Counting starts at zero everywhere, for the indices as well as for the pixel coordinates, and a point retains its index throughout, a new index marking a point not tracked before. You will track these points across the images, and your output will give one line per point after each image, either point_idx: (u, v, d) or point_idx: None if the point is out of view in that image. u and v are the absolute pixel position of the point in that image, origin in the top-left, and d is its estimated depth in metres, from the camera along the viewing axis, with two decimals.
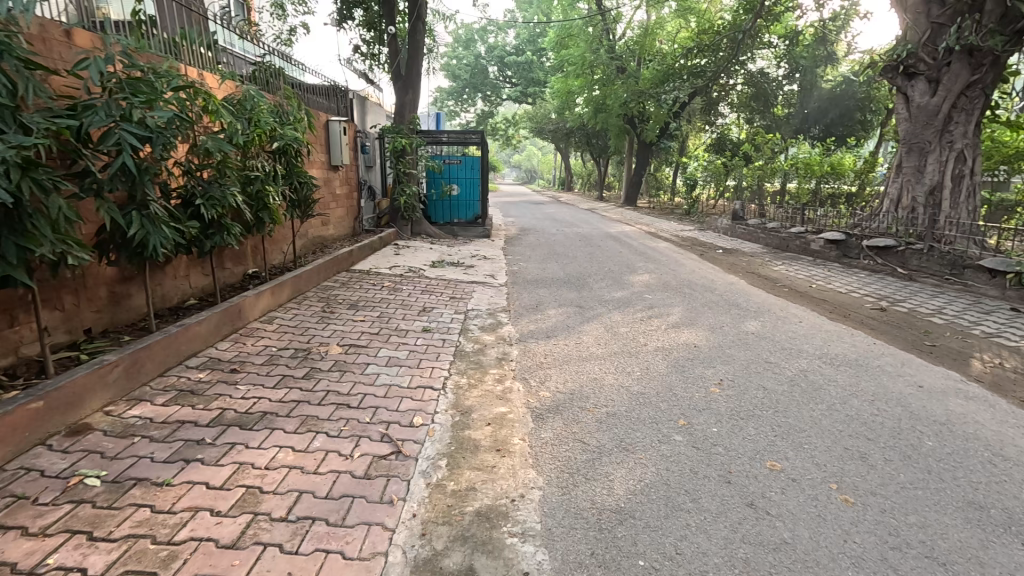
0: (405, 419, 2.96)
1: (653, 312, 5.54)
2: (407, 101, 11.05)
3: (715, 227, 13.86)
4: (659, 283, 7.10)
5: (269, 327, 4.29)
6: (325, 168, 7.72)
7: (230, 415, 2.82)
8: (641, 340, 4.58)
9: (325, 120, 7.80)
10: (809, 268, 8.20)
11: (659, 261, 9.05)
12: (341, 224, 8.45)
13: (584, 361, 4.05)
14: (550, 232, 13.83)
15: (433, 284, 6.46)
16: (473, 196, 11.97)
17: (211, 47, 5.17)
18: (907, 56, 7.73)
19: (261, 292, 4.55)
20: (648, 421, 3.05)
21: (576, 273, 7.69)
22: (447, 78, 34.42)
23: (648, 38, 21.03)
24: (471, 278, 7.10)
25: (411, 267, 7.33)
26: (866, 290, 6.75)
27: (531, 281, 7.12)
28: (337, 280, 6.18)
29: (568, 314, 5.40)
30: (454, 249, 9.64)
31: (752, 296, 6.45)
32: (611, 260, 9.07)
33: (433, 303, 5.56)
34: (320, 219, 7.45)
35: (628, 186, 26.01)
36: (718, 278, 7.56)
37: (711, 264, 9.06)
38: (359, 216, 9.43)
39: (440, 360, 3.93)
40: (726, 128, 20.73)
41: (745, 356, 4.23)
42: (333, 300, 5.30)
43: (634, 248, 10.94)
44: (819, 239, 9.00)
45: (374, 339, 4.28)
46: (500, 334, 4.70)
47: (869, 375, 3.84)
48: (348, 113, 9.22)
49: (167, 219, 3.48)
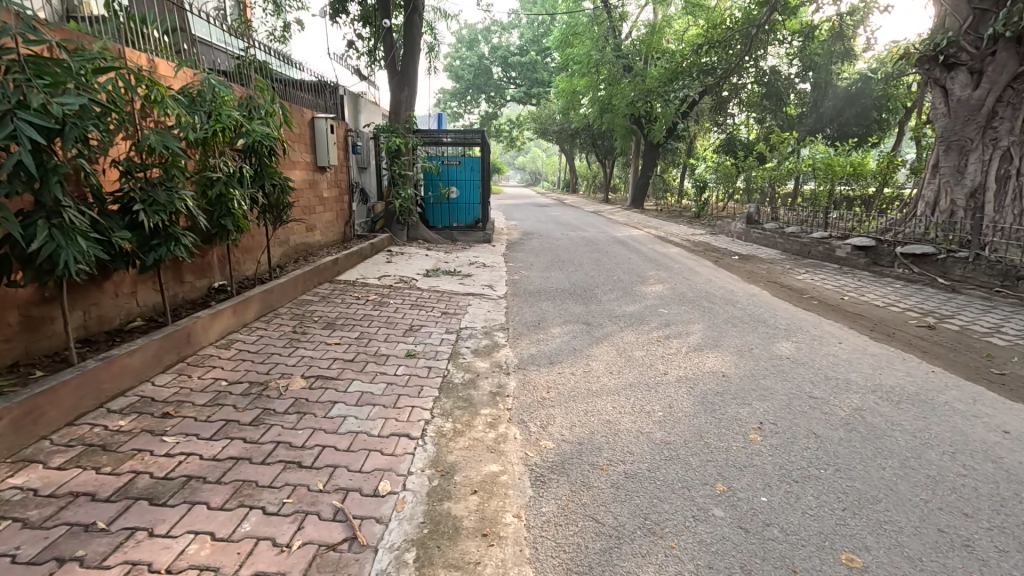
0: (369, 485, 2.33)
1: (671, 332, 4.90)
2: (403, 98, 10.45)
3: (728, 231, 13.21)
4: (674, 295, 6.45)
5: (225, 354, 3.66)
6: (310, 170, 7.10)
7: (142, 483, 2.20)
8: (660, 368, 3.94)
9: (310, 117, 7.18)
10: (836, 277, 7.52)
11: (671, 268, 8.40)
12: (328, 230, 7.84)
13: (594, 396, 3.41)
14: (554, 236, 13.21)
15: (424, 297, 5.84)
16: (474, 199, 11.31)
17: (173, 31, 4.56)
18: (947, 46, 7.03)
19: (218, 312, 3.92)
20: (678, 486, 2.40)
21: (583, 282, 7.06)
22: (450, 79, 33.90)
23: (655, 36, 20.40)
24: (467, 289, 6.47)
25: (402, 277, 6.72)
26: (905, 303, 6.09)
27: (534, 293, 6.48)
28: (317, 293, 5.57)
29: (574, 333, 4.77)
30: (452, 255, 9.02)
31: (779, 311, 5.80)
32: (620, 267, 8.42)
33: (421, 321, 4.93)
34: (303, 224, 6.85)
35: (634, 188, 25.38)
36: (739, 289, 6.91)
37: (728, 272, 8.40)
38: (350, 221, 8.82)
39: (422, 396, 3.29)
40: (736, 129, 20.08)
41: (785, 388, 3.58)
42: (307, 318, 4.68)
43: (643, 253, 10.30)
44: (846, 245, 8.31)
45: (347, 368, 3.64)
46: (495, 359, 4.07)
47: (939, 417, 3.18)
48: (337, 111, 8.64)
49: (87, 228, 2.86)
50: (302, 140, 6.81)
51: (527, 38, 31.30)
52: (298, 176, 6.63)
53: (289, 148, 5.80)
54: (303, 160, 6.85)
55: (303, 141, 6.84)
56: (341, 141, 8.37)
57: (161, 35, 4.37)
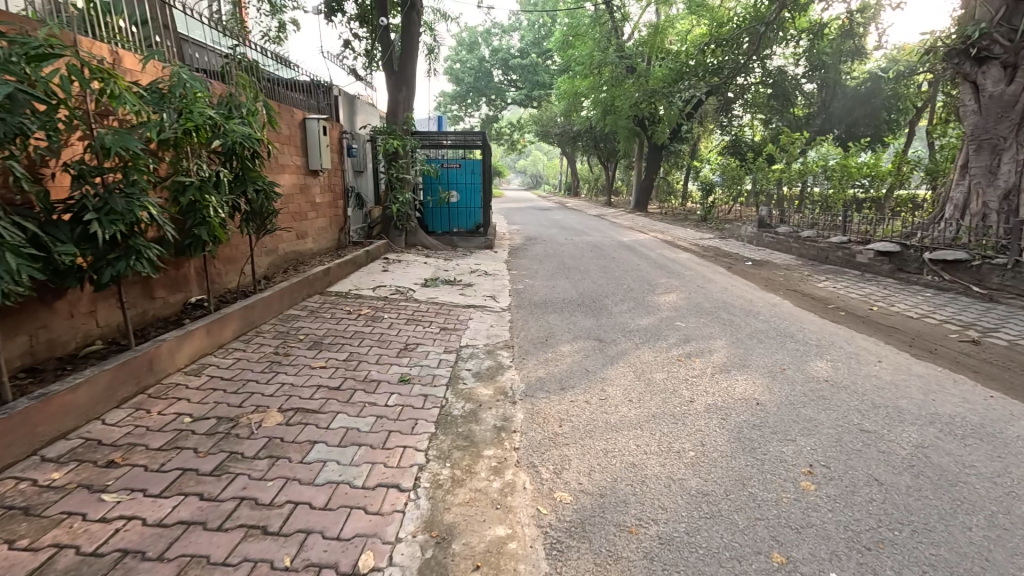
0: (347, 560, 1.89)
1: (692, 349, 4.45)
2: (400, 98, 10.04)
3: (738, 235, 12.77)
4: (690, 305, 6.03)
5: (193, 383, 3.23)
6: (300, 174, 6.71)
7: (63, 563, 1.77)
8: (685, 394, 3.51)
9: (301, 117, 6.78)
10: (861, 285, 7.08)
11: (683, 275, 7.96)
12: (321, 237, 7.44)
13: (614, 431, 2.97)
14: (559, 241, 12.78)
15: (422, 311, 5.41)
16: (475, 203, 10.87)
17: (145, 22, 4.13)
18: (979, 38, 6.60)
19: (188, 333, 3.49)
20: (725, 558, 1.97)
21: (591, 292, 6.64)
22: (450, 82, 33.60)
23: (658, 37, 20.03)
24: (468, 301, 6.04)
25: (399, 288, 6.29)
26: (940, 313, 5.64)
27: (540, 304, 6.05)
28: (305, 307, 5.14)
29: (586, 351, 4.34)
30: (452, 263, 8.60)
31: (805, 323, 5.37)
32: (629, 275, 7.99)
33: (418, 338, 4.50)
34: (292, 231, 6.43)
35: (637, 191, 24.97)
36: (758, 299, 6.48)
37: (744, 279, 7.96)
38: (345, 228, 8.42)
39: (416, 434, 2.85)
40: (742, 130, 19.68)
41: (831, 420, 3.13)
42: (292, 337, 4.25)
43: (652, 259, 9.86)
44: (868, 250, 7.86)
45: (332, 397, 3.21)
46: (500, 384, 3.63)
47: (1017, 456, 2.74)
48: (331, 112, 8.24)
49: (21, 243, 2.43)
50: (292, 142, 6.41)
51: (528, 41, 30.99)
52: (286, 179, 6.23)
53: (275, 150, 5.38)
54: (293, 162, 6.45)
55: (293, 142, 6.44)
56: (335, 143, 7.97)
57: (130, 26, 3.95)
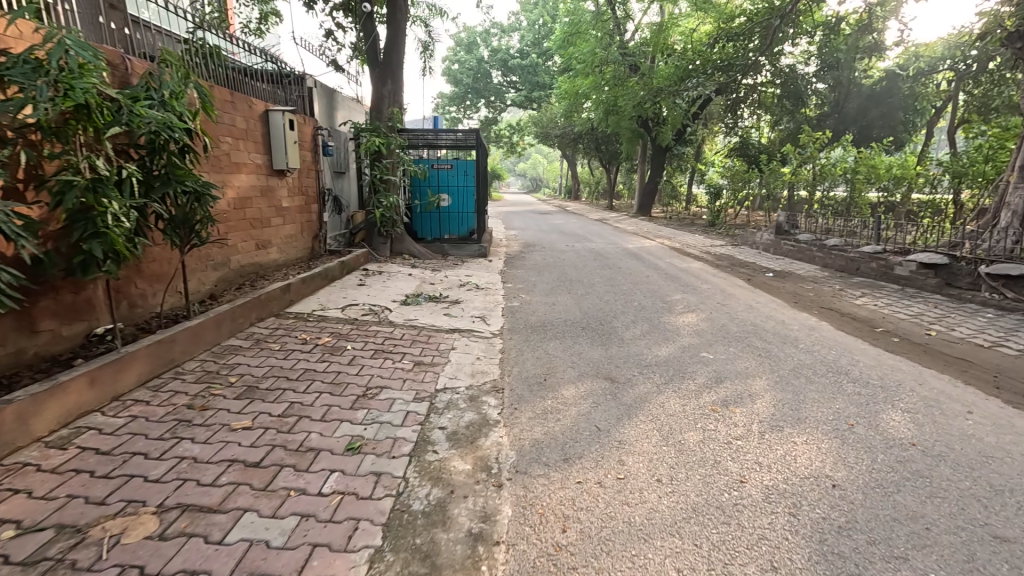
0: None
1: (728, 394, 3.55)
2: (385, 93, 9.12)
3: (751, 242, 11.89)
4: (714, 329, 5.15)
5: (48, 462, 2.31)
6: (262, 174, 5.84)
7: None
8: (731, 469, 2.60)
9: (264, 109, 5.91)
10: (905, 303, 6.20)
11: (700, 290, 7.09)
12: (288, 247, 6.55)
13: (642, 543, 2.05)
14: (561, 248, 11.88)
15: (395, 339, 4.49)
16: (468, 207, 9.90)
17: None
18: None
19: (56, 386, 2.56)
20: None
21: (598, 311, 5.75)
22: (449, 83, 32.93)
23: (663, 34, 19.28)
24: (452, 323, 5.11)
25: (372, 308, 5.37)
26: (1013, 340, 4.75)
27: (540, 327, 5.15)
28: (251, 336, 4.20)
29: (594, 399, 3.42)
30: (440, 274, 7.68)
31: (856, 353, 4.48)
32: (639, 289, 7.11)
33: (382, 379, 3.57)
34: (246, 241, 5.52)
35: (640, 194, 24.08)
36: (791, 319, 5.59)
37: (769, 294, 7.07)
38: (320, 235, 7.54)
39: (351, 553, 1.93)
40: (748, 131, 18.86)
41: (946, 518, 2.23)
42: (219, 381, 3.32)
43: (662, 269, 8.97)
44: (910, 262, 6.98)
45: (243, 484, 2.28)
46: (482, 453, 2.72)
47: None
48: (303, 105, 7.34)
49: None
50: (249, 136, 5.53)
51: (528, 41, 30.30)
52: (241, 180, 5.36)
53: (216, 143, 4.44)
54: (250, 160, 5.58)
55: (251, 137, 5.57)
56: (307, 140, 7.09)
57: None
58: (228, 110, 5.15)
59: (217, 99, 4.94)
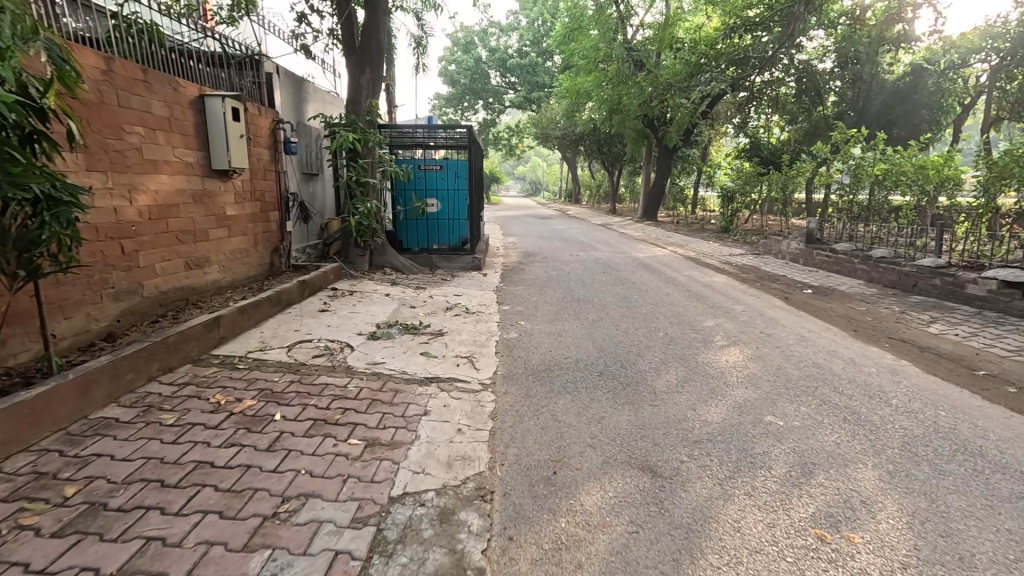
0: None
1: (831, 503, 2.35)
2: (363, 82, 7.86)
3: (775, 251, 10.73)
4: (769, 373, 4.01)
5: None
6: (194, 174, 4.66)
7: None
8: None
9: (198, 93, 4.74)
10: (995, 332, 5.06)
11: (734, 312, 5.95)
12: (235, 264, 5.37)
13: None
14: (564, 258, 10.73)
15: (346, 397, 3.28)
16: (459, 214, 8.74)
17: None
18: None
19: None
20: None
21: (617, 347, 4.59)
22: (446, 84, 31.93)
23: (669, 29, 18.23)
24: (430, 368, 3.91)
25: (328, 348, 4.17)
26: None
27: (544, 371, 3.97)
28: (143, 398, 3.01)
29: (634, 517, 2.23)
30: (424, 293, 6.50)
31: (973, 413, 3.32)
32: (661, 311, 5.97)
33: (310, 480, 2.37)
34: (168, 258, 4.33)
35: (644, 198, 22.96)
36: (861, 357, 4.45)
37: (817, 317, 5.93)
38: (282, 248, 6.36)
39: None
40: (758, 132, 17.76)
41: None
42: (44, 494, 2.12)
43: (683, 285, 7.81)
44: (988, 279, 5.85)
45: None
46: None
47: None
48: (259, 94, 6.16)
49: None
50: (172, 126, 4.36)
51: (527, 40, 29.28)
52: (159, 182, 4.20)
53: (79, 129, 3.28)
54: (176, 158, 4.42)
55: (177, 129, 4.40)
56: (262, 133, 5.91)
57: None
58: (139, 92, 3.99)
59: (118, 78, 3.78)
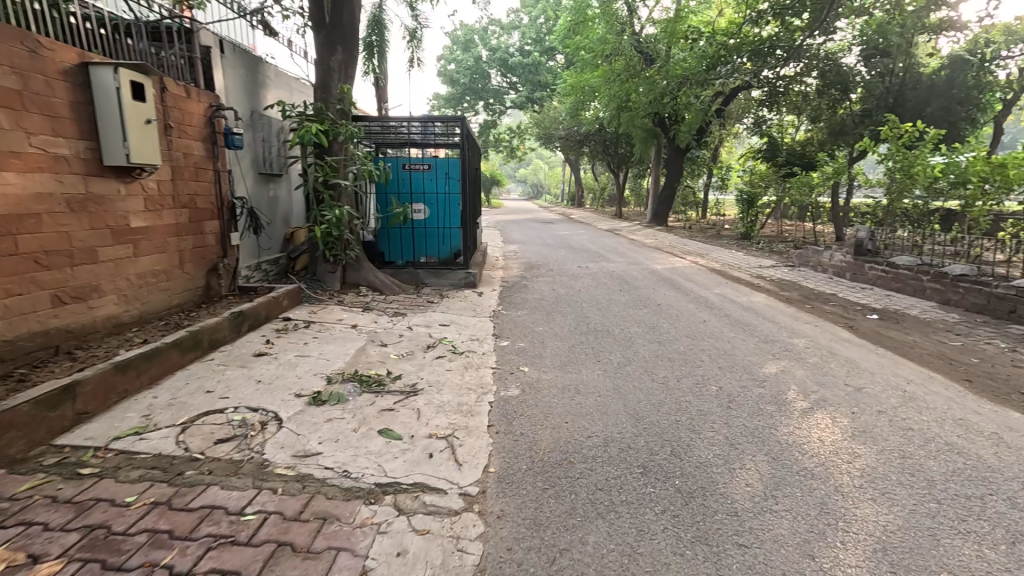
0: None
1: None
2: (334, 65, 6.55)
3: (814, 263, 9.40)
4: (896, 469, 2.69)
5: None
6: (71, 172, 3.36)
7: None
8: None
9: (79, 61, 3.42)
10: None
11: (797, 350, 4.64)
12: (146, 290, 4.06)
13: None
14: (572, 270, 9.39)
15: (233, 543, 1.95)
16: (451, 222, 7.42)
17: None
18: None
19: None
20: None
21: (659, 415, 3.28)
22: (445, 84, 30.74)
23: (682, 21, 16.97)
24: (390, 464, 2.59)
25: (243, 428, 2.84)
26: None
27: (559, 465, 2.66)
28: None
29: None
30: (403, 323, 5.17)
31: None
32: (704, 349, 4.67)
33: None
34: (20, 291, 3.04)
35: (654, 202, 21.66)
36: (1007, 430, 3.15)
37: (905, 356, 4.62)
38: (223, 266, 5.03)
39: None
40: (779, 130, 16.47)
41: None
42: None
43: (719, 307, 6.50)
44: None
45: None
46: None
47: None
48: (190, 72, 4.83)
49: None
50: (26, 103, 3.05)
51: (528, 38, 28.03)
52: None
53: None
54: (34, 147, 3.11)
55: (35, 108, 3.10)
56: (191, 120, 4.58)
57: None
58: None
59: None
